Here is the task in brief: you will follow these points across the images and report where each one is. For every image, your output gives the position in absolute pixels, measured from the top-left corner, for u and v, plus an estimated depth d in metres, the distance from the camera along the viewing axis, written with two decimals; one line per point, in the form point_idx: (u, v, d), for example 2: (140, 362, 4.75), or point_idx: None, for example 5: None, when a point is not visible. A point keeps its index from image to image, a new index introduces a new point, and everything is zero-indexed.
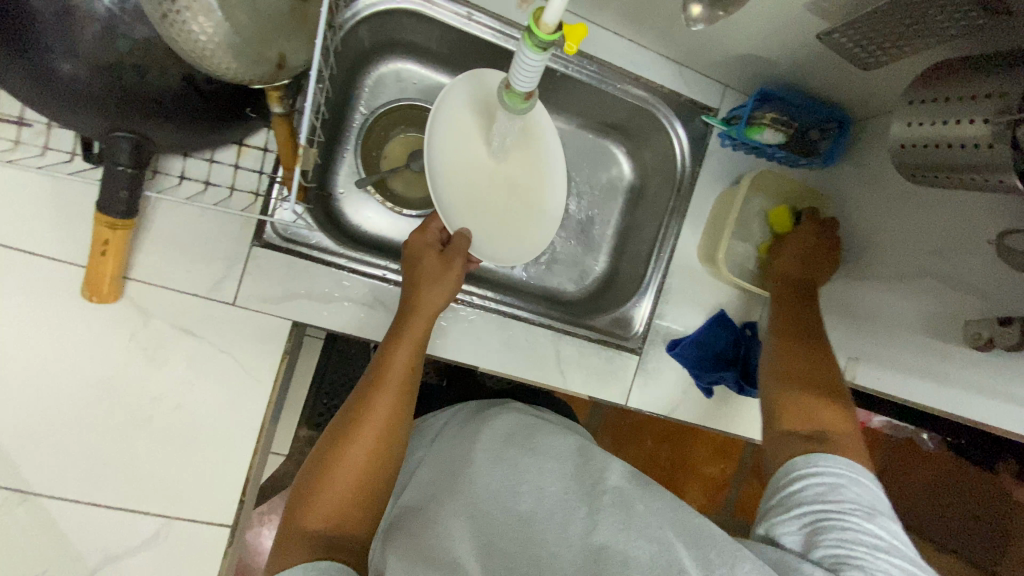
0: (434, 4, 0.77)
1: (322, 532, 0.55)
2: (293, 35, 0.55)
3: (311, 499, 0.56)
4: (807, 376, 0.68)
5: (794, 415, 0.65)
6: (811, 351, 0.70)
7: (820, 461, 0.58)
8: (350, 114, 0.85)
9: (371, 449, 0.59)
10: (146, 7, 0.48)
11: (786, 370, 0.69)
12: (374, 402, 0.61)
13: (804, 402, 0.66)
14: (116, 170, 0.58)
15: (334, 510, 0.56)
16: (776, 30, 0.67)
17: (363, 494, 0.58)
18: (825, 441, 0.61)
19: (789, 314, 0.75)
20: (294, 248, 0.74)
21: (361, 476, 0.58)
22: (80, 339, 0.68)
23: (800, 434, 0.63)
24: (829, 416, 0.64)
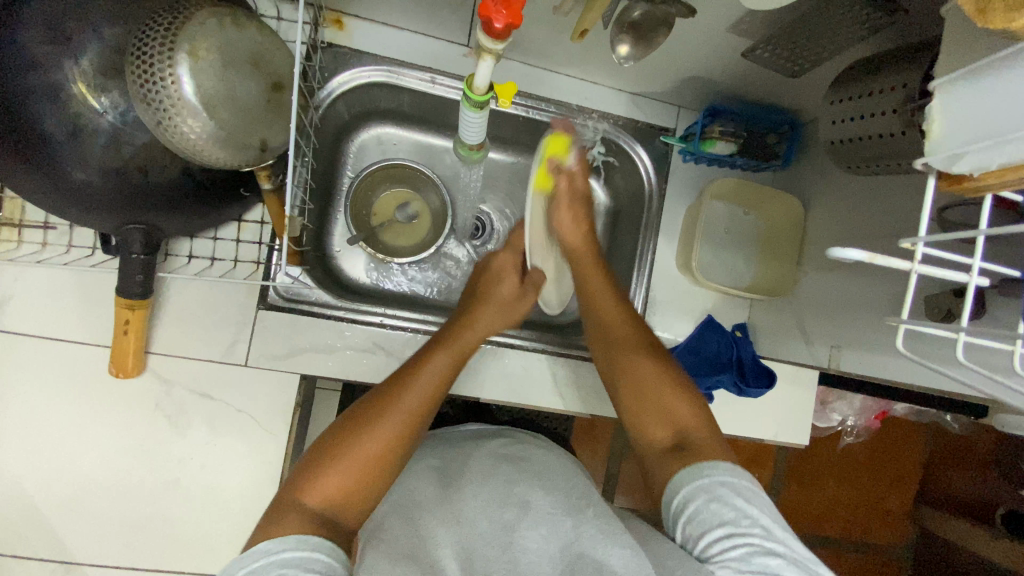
0: (400, 74, 0.85)
1: (316, 512, 0.55)
2: (272, 121, 0.62)
3: (321, 472, 0.57)
4: (648, 384, 0.69)
5: (655, 424, 0.66)
6: (632, 358, 0.71)
7: (706, 473, 0.58)
8: (338, 180, 0.93)
9: (394, 434, 0.61)
10: (142, 116, 0.56)
11: (633, 392, 0.69)
12: (406, 396, 0.63)
13: (659, 403, 0.67)
14: (131, 258, 0.65)
15: (338, 492, 0.57)
16: (707, 53, 0.72)
17: (367, 481, 0.59)
18: (691, 446, 0.62)
19: (605, 330, 0.76)
20: (297, 306, 0.81)
21: (372, 463, 0.59)
22: (110, 413, 0.74)
23: (667, 443, 0.64)
24: (681, 410, 0.65)
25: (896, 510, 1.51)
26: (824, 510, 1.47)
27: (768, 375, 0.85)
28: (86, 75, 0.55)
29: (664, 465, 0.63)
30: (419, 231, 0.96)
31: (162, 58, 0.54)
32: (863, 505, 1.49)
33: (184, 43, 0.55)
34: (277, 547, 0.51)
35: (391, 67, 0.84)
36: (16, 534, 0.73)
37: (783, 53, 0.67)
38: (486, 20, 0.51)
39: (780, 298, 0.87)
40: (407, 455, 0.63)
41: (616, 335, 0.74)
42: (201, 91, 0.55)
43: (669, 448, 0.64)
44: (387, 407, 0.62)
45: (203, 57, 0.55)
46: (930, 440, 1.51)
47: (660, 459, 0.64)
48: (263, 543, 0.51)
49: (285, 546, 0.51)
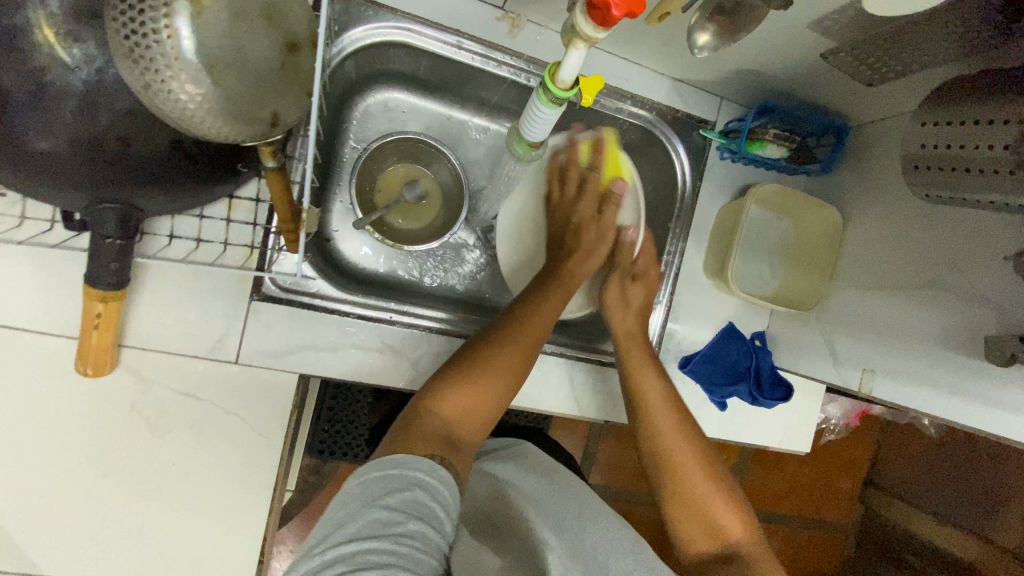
0: (422, 34, 0.74)
1: (445, 426, 0.59)
2: (287, 89, 0.51)
3: (451, 392, 0.62)
4: (694, 484, 0.67)
5: (699, 533, 0.66)
6: (688, 472, 0.67)
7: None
8: (340, 152, 0.82)
9: (511, 375, 0.65)
10: (126, 75, 0.44)
11: (671, 490, 0.67)
12: (519, 336, 0.68)
13: (703, 515, 0.66)
14: (104, 243, 0.54)
15: (462, 410, 0.61)
16: (778, 49, 0.65)
17: (485, 408, 0.63)
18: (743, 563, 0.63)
19: (662, 447, 0.69)
20: (297, 297, 0.71)
21: (492, 392, 0.64)
22: (79, 415, 0.65)
23: (710, 555, 0.65)
24: (733, 526, 0.66)
25: (847, 491, 1.50)
26: (784, 489, 1.43)
27: (785, 387, 0.86)
28: (54, 17, 0.43)
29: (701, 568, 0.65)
30: (428, 213, 0.87)
31: (156, 5, 0.42)
32: (819, 484, 1.47)
33: None
34: (410, 463, 0.52)
35: (412, 25, 0.73)
36: None
37: (866, 58, 0.61)
38: (599, 2, 0.43)
39: (806, 312, 0.84)
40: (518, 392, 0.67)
41: (673, 452, 0.68)
42: (204, 49, 0.44)
43: (713, 558, 0.65)
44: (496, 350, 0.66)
45: (208, 7, 0.44)
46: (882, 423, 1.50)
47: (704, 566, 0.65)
48: (396, 458, 0.53)
49: (421, 467, 0.52)
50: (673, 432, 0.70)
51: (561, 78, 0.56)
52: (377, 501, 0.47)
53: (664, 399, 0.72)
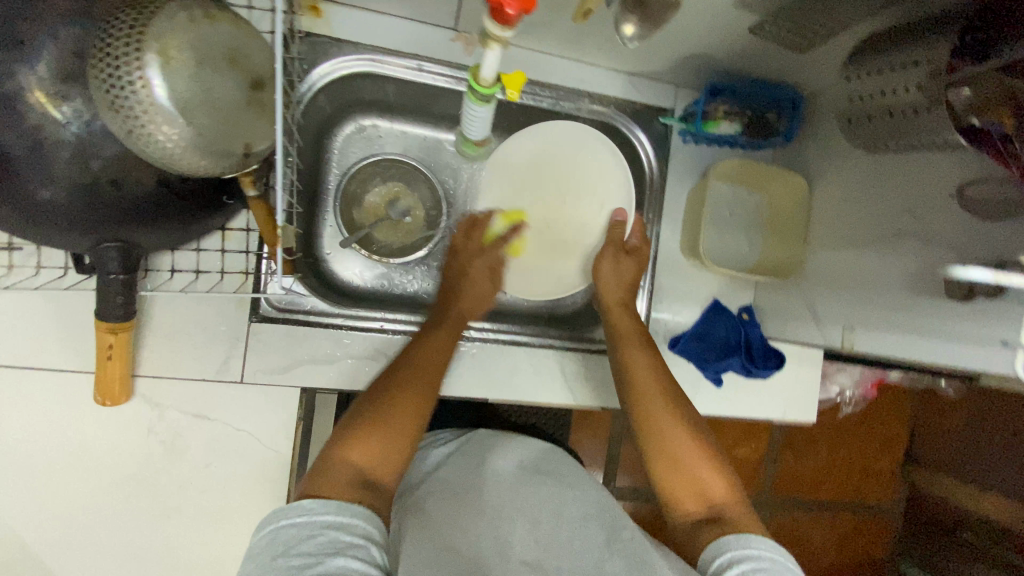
0: (386, 62, 0.80)
1: (357, 470, 0.56)
2: (256, 123, 0.57)
3: (356, 434, 0.58)
4: (672, 435, 0.66)
5: (684, 494, 0.63)
6: (665, 421, 0.67)
7: (751, 544, 0.56)
8: (325, 180, 0.88)
9: (421, 397, 0.64)
10: (111, 125, 0.51)
11: (655, 450, 0.66)
12: (425, 363, 0.68)
13: (687, 475, 0.64)
14: (109, 279, 0.61)
15: (376, 448, 0.58)
16: (710, 30, 0.69)
17: (404, 438, 0.60)
18: (728, 522, 0.60)
19: (641, 398, 0.70)
20: (292, 316, 0.76)
21: (407, 422, 0.61)
22: (103, 441, 0.71)
23: (698, 518, 0.62)
24: (716, 484, 0.63)
25: (886, 474, 1.45)
26: (820, 475, 1.41)
27: (776, 355, 0.87)
28: (43, 81, 0.49)
29: (693, 537, 0.61)
30: (412, 229, 0.91)
31: (130, 60, 0.49)
32: (855, 470, 1.43)
33: (154, 42, 0.49)
34: (320, 510, 0.51)
35: (375, 56, 0.79)
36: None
37: (791, 27, 0.64)
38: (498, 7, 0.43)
39: (788, 280, 0.85)
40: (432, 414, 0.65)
41: (652, 410, 0.68)
42: (175, 94, 0.50)
43: (702, 521, 0.61)
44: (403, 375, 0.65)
45: (175, 57, 0.50)
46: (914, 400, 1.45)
47: (692, 534, 0.61)
48: (304, 503, 0.52)
49: (327, 510, 0.51)
50: (648, 386, 0.71)
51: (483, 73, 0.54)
52: (290, 551, 0.47)
53: (647, 363, 0.73)
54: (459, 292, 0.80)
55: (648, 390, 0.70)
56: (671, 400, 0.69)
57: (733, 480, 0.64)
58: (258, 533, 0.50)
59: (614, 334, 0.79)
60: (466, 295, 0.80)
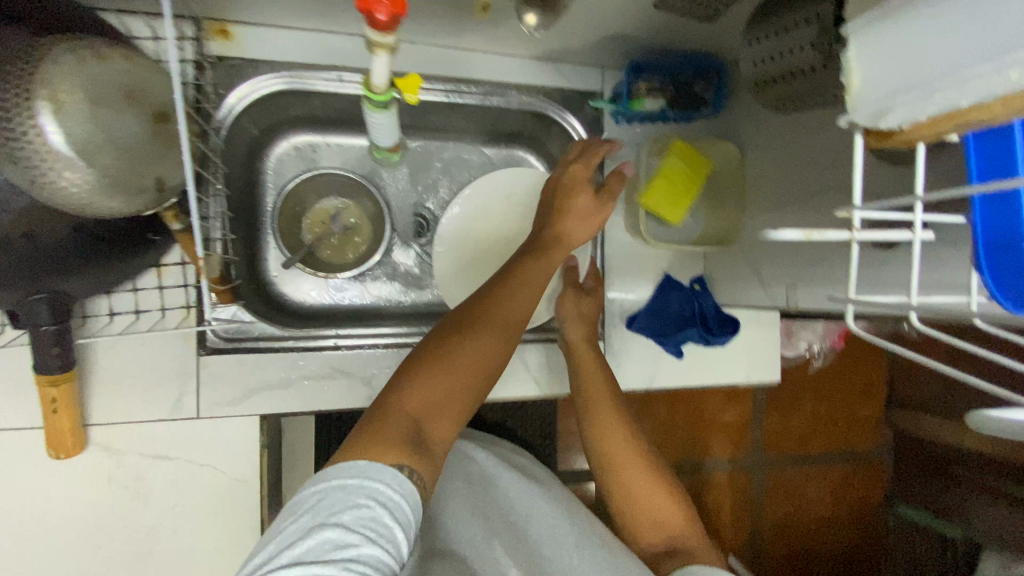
0: (306, 79, 0.78)
1: (414, 423, 0.54)
2: (164, 156, 0.56)
3: (418, 378, 0.56)
4: (639, 478, 0.75)
5: (647, 529, 0.74)
6: (632, 470, 0.75)
7: (709, 573, 0.63)
8: (262, 202, 0.87)
9: (491, 348, 0.60)
10: (12, 176, 0.50)
11: (620, 485, 0.75)
12: (495, 309, 0.64)
13: (645, 505, 0.75)
14: (41, 331, 0.60)
15: (432, 401, 0.56)
16: (617, 9, 0.70)
17: (462, 395, 0.58)
18: (684, 551, 0.70)
19: (611, 442, 0.76)
20: (241, 344, 0.75)
21: (475, 371, 0.58)
22: (62, 496, 0.70)
23: (658, 548, 0.73)
24: (672, 519, 0.74)
25: (869, 419, 1.48)
26: (806, 430, 1.43)
27: (731, 322, 0.88)
28: None
29: (651, 560, 0.73)
30: (357, 240, 0.91)
31: (20, 107, 0.48)
32: (839, 420, 1.46)
33: (42, 88, 0.48)
34: (371, 474, 0.49)
35: (293, 71, 0.78)
36: None
37: None
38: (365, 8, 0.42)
39: (731, 246, 0.86)
40: (502, 369, 0.62)
41: (614, 453, 0.76)
42: (73, 137, 0.49)
43: (662, 553, 0.72)
44: (480, 315, 0.62)
45: (66, 101, 0.49)
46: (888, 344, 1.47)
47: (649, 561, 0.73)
48: (362, 461, 0.50)
49: (382, 476, 0.49)
50: (618, 432, 0.76)
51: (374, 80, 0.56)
52: (331, 519, 0.46)
53: (610, 404, 0.77)
54: (563, 234, 0.76)
55: (609, 428, 0.76)
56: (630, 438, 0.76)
57: (687, 510, 0.75)
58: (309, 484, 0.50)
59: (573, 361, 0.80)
60: (559, 240, 0.76)
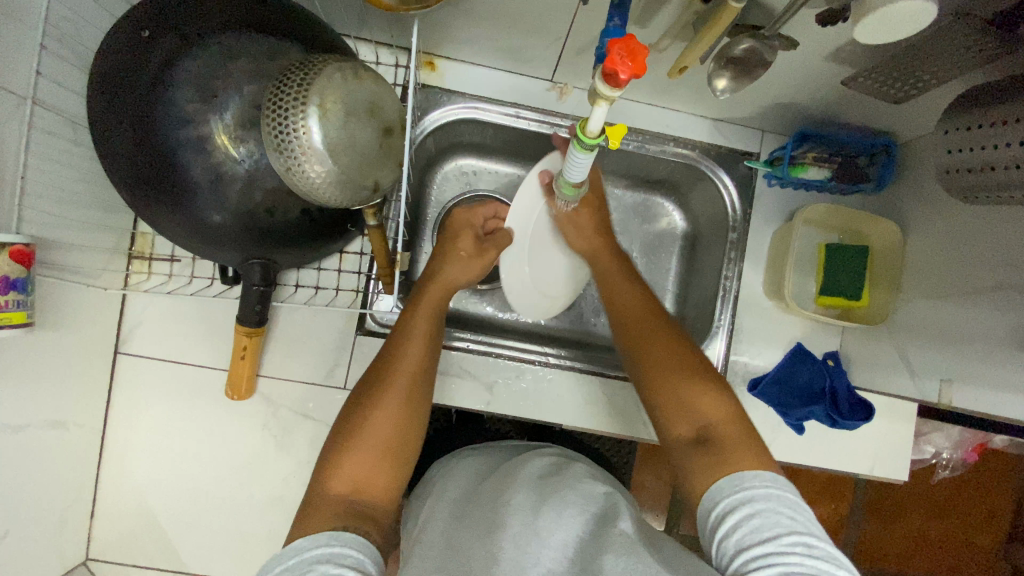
0: (487, 110, 0.88)
1: (342, 499, 0.56)
2: (384, 164, 0.66)
3: (344, 455, 0.58)
4: (666, 370, 0.66)
5: (677, 418, 0.64)
6: (659, 352, 0.68)
7: (744, 481, 0.55)
8: (424, 212, 0.97)
9: (406, 402, 0.62)
10: (274, 162, 0.61)
11: (653, 382, 0.67)
12: (401, 363, 0.64)
13: (680, 397, 0.64)
14: (251, 290, 0.71)
15: (356, 476, 0.57)
16: (800, 80, 0.72)
17: (390, 454, 0.59)
18: (717, 441, 0.60)
19: (636, 323, 0.72)
20: (391, 332, 0.83)
21: (385, 439, 0.59)
22: (224, 433, 0.81)
23: (689, 437, 0.62)
24: (707, 406, 0.63)
25: (990, 552, 1.30)
26: (910, 548, 1.29)
27: (864, 407, 0.83)
28: (228, 127, 0.60)
29: (683, 455, 0.61)
30: None
31: (297, 112, 0.59)
32: (951, 545, 1.29)
33: (315, 96, 0.59)
34: (309, 544, 0.50)
35: (478, 103, 0.88)
36: (138, 542, 0.81)
37: (887, 81, 0.66)
38: (609, 70, 0.46)
39: (875, 326, 0.84)
40: (421, 421, 0.63)
41: (652, 353, 0.69)
42: (328, 139, 0.59)
43: (692, 442, 0.62)
44: (388, 374, 0.63)
45: (330, 109, 0.59)
46: None
47: (685, 455, 0.61)
48: (298, 542, 0.51)
49: (318, 542, 0.50)
50: (658, 334, 0.70)
51: (588, 129, 0.54)
52: None
53: (638, 302, 0.75)
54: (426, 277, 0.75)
55: (645, 330, 0.71)
56: (666, 332, 0.70)
57: (732, 402, 0.63)
58: None
59: (604, 283, 0.79)
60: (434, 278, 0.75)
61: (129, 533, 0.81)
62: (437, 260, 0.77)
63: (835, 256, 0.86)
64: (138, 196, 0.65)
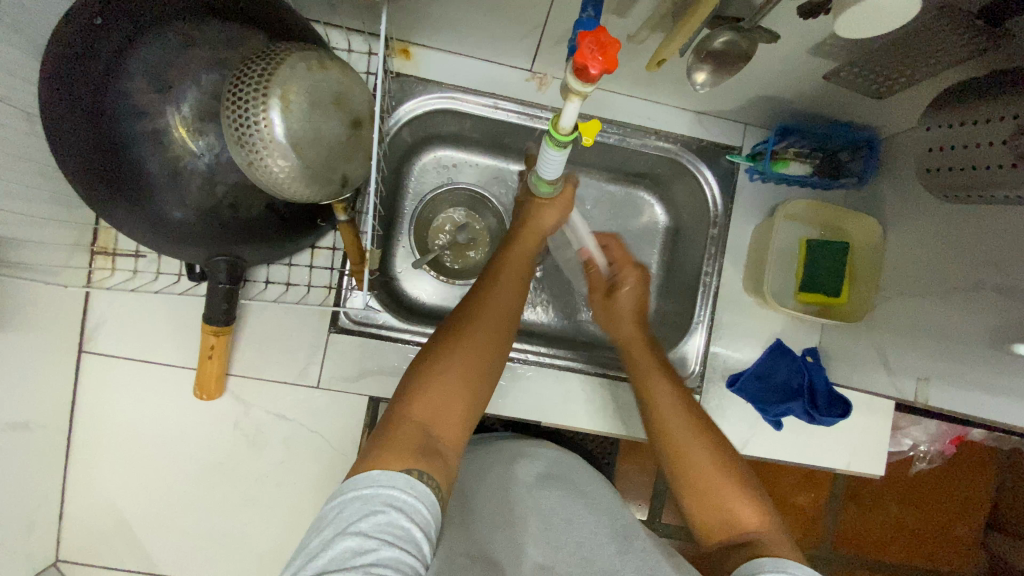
0: (463, 100, 0.86)
1: (422, 430, 0.53)
2: (352, 158, 0.63)
3: (424, 390, 0.55)
4: (704, 474, 0.61)
5: (714, 524, 0.60)
6: (692, 449, 0.62)
7: (786, 569, 0.52)
8: (401, 205, 0.94)
9: (487, 349, 0.60)
10: (235, 157, 0.58)
11: (687, 480, 0.62)
12: (487, 307, 0.63)
13: (716, 500, 0.60)
14: (217, 288, 0.69)
15: (434, 410, 0.55)
16: (784, 74, 0.71)
17: (468, 397, 0.57)
18: (758, 549, 0.56)
19: (667, 416, 0.65)
20: (366, 329, 0.82)
21: (467, 379, 0.57)
22: (194, 433, 0.79)
23: (727, 545, 0.58)
24: (745, 511, 0.59)
25: (964, 540, 1.32)
26: (887, 536, 1.30)
27: (841, 403, 0.83)
28: (186, 119, 0.57)
29: (721, 562, 0.58)
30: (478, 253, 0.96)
31: (257, 104, 0.56)
32: (927, 533, 1.31)
33: (276, 88, 0.56)
34: (388, 478, 0.49)
35: (454, 93, 0.86)
36: (106, 545, 0.79)
37: (870, 75, 0.65)
38: (579, 67, 0.45)
39: (855, 324, 0.84)
40: (499, 368, 0.61)
41: (685, 450, 0.62)
42: (291, 132, 0.57)
43: (731, 546, 0.58)
44: (471, 318, 0.61)
45: (293, 101, 0.57)
46: (1001, 461, 1.32)
47: (721, 560, 0.58)
48: (376, 471, 0.49)
49: (396, 481, 0.48)
50: (683, 428, 0.64)
51: (560, 125, 0.53)
52: (349, 530, 0.46)
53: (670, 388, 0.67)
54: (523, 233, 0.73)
55: (676, 427, 0.64)
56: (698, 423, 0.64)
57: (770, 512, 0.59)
58: (330, 499, 0.50)
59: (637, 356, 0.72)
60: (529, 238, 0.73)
61: (96, 536, 0.79)
62: (525, 213, 0.74)
63: (818, 252, 0.85)
64: (95, 191, 0.62)
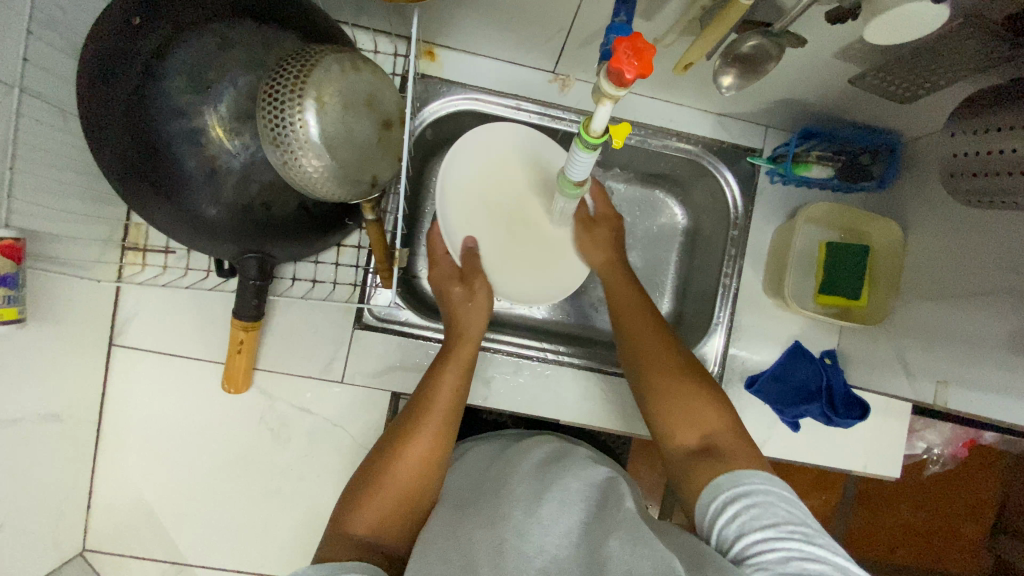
0: (486, 101, 0.87)
1: (363, 542, 0.56)
2: (382, 158, 0.65)
3: (363, 502, 0.58)
4: (672, 387, 0.66)
5: (681, 428, 0.63)
6: (667, 374, 0.67)
7: (746, 479, 0.55)
8: (423, 203, 0.96)
9: (428, 454, 0.61)
10: (269, 156, 0.59)
11: (657, 397, 0.66)
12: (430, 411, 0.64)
13: (682, 410, 0.64)
14: (248, 284, 0.70)
15: (375, 520, 0.57)
16: (807, 77, 0.71)
17: (408, 501, 0.60)
18: (719, 452, 0.59)
19: (647, 349, 0.70)
20: (389, 326, 0.84)
21: (407, 487, 0.60)
22: (220, 426, 0.81)
23: (691, 448, 0.62)
24: (706, 415, 0.63)
25: (975, 542, 1.32)
26: (898, 538, 1.30)
27: (859, 404, 0.83)
28: (223, 119, 0.59)
29: (684, 466, 0.61)
30: None
31: (293, 105, 0.57)
32: (937, 535, 1.31)
33: (312, 89, 0.57)
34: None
35: (478, 95, 0.87)
36: (134, 533, 0.81)
37: (894, 80, 0.65)
38: (614, 68, 0.45)
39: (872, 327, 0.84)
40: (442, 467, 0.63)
41: (657, 371, 0.67)
42: (325, 133, 0.58)
43: (694, 452, 0.61)
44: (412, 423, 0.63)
45: (328, 102, 0.58)
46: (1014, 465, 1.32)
47: (683, 465, 0.61)
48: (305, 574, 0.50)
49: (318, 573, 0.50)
50: (655, 350, 0.69)
51: (590, 127, 0.53)
52: None
53: (643, 320, 0.73)
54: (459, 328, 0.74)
55: (648, 350, 0.69)
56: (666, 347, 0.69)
57: (733, 418, 0.63)
58: None
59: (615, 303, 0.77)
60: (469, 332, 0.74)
61: (124, 525, 0.81)
62: (452, 312, 0.76)
63: (838, 255, 0.85)
64: (132, 188, 0.63)
